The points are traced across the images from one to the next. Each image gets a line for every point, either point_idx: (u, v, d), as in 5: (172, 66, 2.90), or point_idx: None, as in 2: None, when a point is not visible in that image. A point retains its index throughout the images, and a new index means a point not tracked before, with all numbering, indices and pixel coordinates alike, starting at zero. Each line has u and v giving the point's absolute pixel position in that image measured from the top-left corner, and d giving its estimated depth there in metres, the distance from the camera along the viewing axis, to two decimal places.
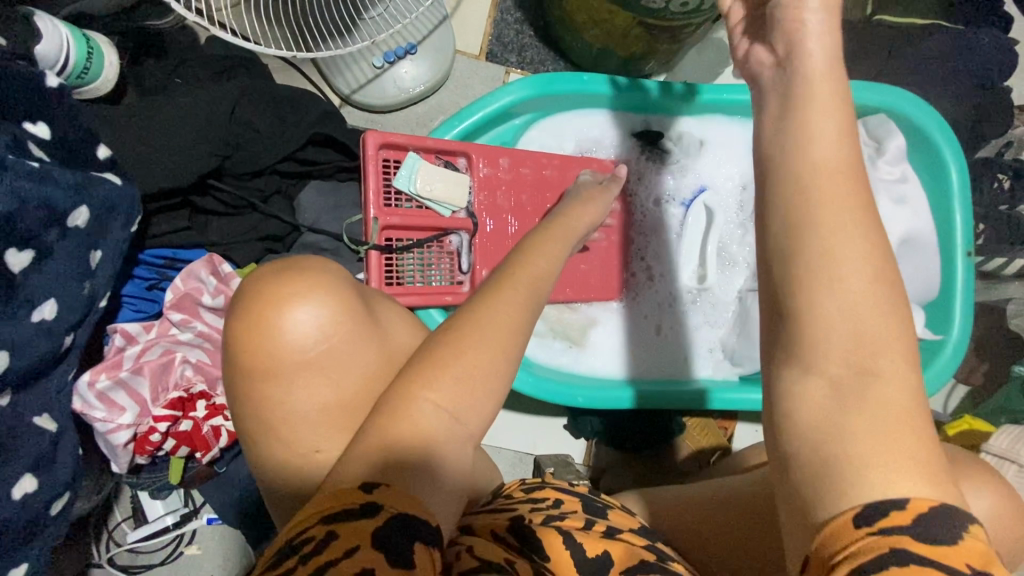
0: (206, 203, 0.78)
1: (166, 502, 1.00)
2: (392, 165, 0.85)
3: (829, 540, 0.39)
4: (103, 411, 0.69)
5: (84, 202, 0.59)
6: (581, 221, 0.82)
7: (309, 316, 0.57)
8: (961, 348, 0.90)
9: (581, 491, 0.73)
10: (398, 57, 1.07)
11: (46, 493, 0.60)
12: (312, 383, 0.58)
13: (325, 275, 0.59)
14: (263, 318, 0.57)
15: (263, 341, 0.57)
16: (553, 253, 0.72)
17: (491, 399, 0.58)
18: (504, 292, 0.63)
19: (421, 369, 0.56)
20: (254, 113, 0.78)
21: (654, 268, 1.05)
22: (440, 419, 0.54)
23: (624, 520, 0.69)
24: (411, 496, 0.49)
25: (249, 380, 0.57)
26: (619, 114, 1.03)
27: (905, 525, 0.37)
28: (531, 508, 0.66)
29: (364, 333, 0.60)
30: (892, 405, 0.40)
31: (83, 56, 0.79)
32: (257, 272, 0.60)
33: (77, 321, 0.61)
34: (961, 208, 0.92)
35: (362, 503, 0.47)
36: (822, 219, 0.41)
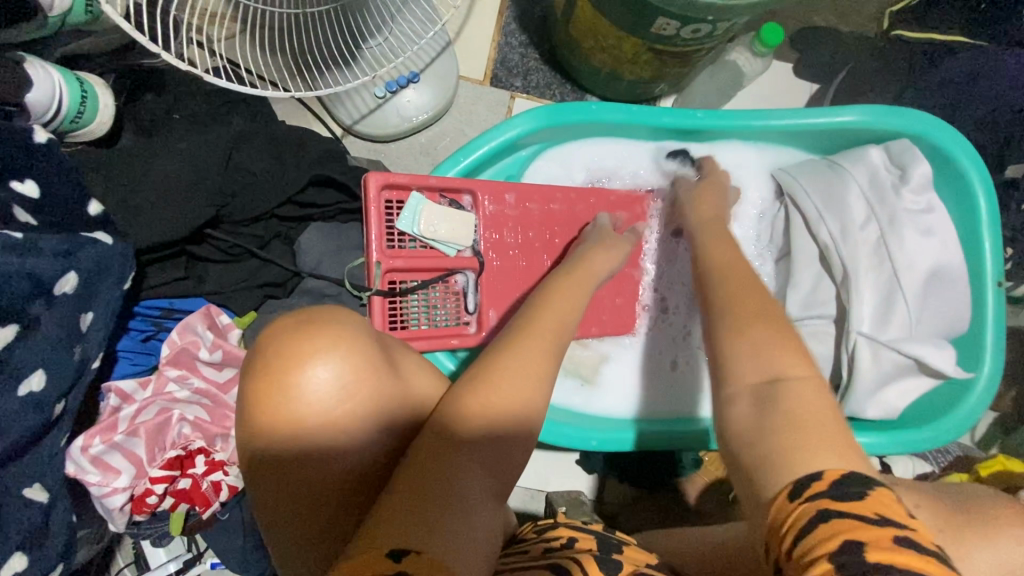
0: (202, 251, 0.75)
1: (169, 548, 0.98)
2: (394, 206, 0.81)
3: (779, 513, 0.44)
4: (98, 475, 0.66)
5: (72, 268, 0.57)
6: (598, 267, 0.79)
7: (327, 374, 0.51)
8: (994, 383, 0.85)
9: (596, 529, 0.70)
10: (400, 87, 1.04)
11: (36, 571, 0.57)
12: (319, 452, 0.52)
13: (350, 327, 0.54)
14: (277, 375, 0.51)
15: (275, 398, 0.51)
16: (575, 299, 0.71)
17: (516, 458, 0.56)
18: (521, 351, 0.60)
19: (448, 425, 0.54)
20: (252, 158, 0.75)
21: (669, 301, 1.01)
22: (475, 473, 0.52)
23: (640, 555, 0.66)
24: (441, 564, 0.44)
25: (265, 441, 0.52)
26: (632, 141, 1.00)
27: (825, 489, 0.42)
28: (544, 547, 0.64)
29: (386, 393, 0.55)
30: (805, 403, 0.49)
31: (76, 101, 0.78)
32: (273, 321, 0.54)
33: (67, 388, 0.59)
34: (990, 236, 0.88)
35: (390, 573, 0.41)
36: (744, 310, 0.59)
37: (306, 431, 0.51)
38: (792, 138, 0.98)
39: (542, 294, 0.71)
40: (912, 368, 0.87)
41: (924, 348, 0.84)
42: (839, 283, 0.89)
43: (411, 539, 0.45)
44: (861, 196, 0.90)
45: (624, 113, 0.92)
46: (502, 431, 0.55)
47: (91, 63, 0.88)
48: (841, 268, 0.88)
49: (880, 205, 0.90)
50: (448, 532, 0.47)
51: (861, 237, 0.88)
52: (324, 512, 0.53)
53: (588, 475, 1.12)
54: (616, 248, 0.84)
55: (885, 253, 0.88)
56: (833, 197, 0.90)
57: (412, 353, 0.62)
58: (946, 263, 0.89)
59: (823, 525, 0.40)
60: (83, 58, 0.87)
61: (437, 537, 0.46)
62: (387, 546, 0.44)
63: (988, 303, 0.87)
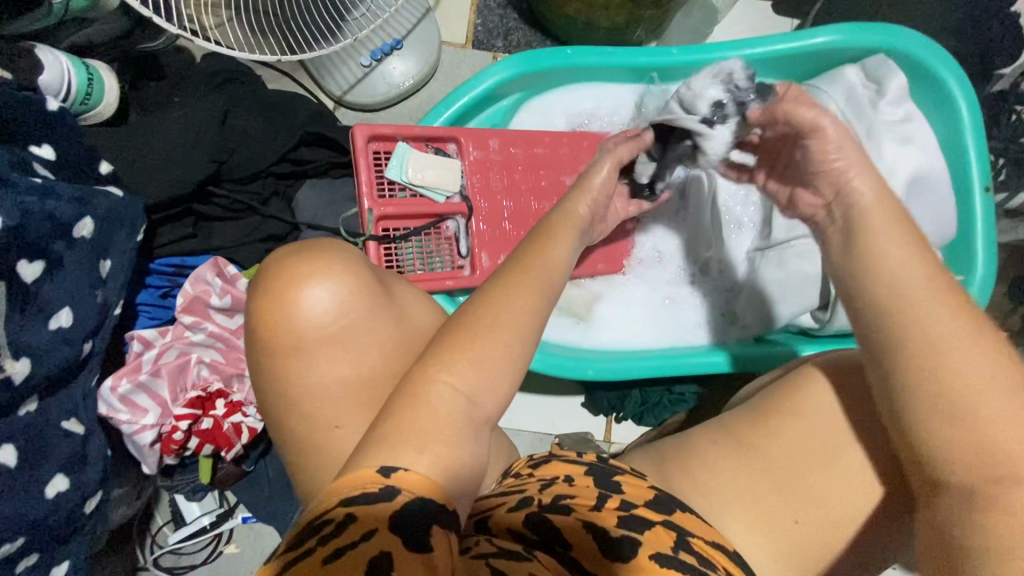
0: (207, 210, 0.81)
1: (202, 504, 1.05)
2: (382, 157, 0.86)
3: None
4: (127, 413, 0.73)
5: (88, 214, 0.63)
6: (583, 209, 0.71)
7: (321, 294, 0.56)
8: (986, 286, 0.87)
9: (591, 460, 0.72)
10: (384, 54, 1.09)
11: (78, 492, 0.64)
12: (320, 362, 0.56)
13: (344, 253, 0.58)
14: (278, 294, 0.55)
15: (278, 316, 0.55)
16: (568, 241, 0.66)
17: (504, 385, 0.55)
18: (511, 288, 0.59)
19: (439, 351, 0.54)
20: (245, 120, 0.81)
21: (655, 246, 1.04)
22: (456, 404, 0.52)
23: (638, 491, 0.66)
24: (430, 480, 0.48)
25: (271, 358, 0.56)
26: (611, 85, 1.03)
27: None
28: (541, 487, 0.65)
29: (380, 313, 0.58)
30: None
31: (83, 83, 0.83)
32: (273, 254, 0.59)
33: (93, 329, 0.65)
34: (975, 143, 0.89)
35: (380, 487, 0.46)
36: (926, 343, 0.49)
37: (306, 341, 0.56)
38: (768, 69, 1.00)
39: (539, 233, 0.66)
40: None
41: None
42: None
43: (400, 457, 0.48)
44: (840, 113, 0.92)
45: (598, 55, 0.95)
46: (490, 358, 0.55)
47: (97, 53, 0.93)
48: None
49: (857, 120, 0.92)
50: (439, 450, 0.50)
51: None
52: (327, 417, 0.57)
53: (595, 417, 1.15)
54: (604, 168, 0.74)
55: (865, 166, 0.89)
56: None
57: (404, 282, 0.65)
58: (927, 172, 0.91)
59: None
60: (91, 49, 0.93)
61: (425, 454, 0.49)
62: (378, 463, 0.47)
63: (975, 205, 0.88)
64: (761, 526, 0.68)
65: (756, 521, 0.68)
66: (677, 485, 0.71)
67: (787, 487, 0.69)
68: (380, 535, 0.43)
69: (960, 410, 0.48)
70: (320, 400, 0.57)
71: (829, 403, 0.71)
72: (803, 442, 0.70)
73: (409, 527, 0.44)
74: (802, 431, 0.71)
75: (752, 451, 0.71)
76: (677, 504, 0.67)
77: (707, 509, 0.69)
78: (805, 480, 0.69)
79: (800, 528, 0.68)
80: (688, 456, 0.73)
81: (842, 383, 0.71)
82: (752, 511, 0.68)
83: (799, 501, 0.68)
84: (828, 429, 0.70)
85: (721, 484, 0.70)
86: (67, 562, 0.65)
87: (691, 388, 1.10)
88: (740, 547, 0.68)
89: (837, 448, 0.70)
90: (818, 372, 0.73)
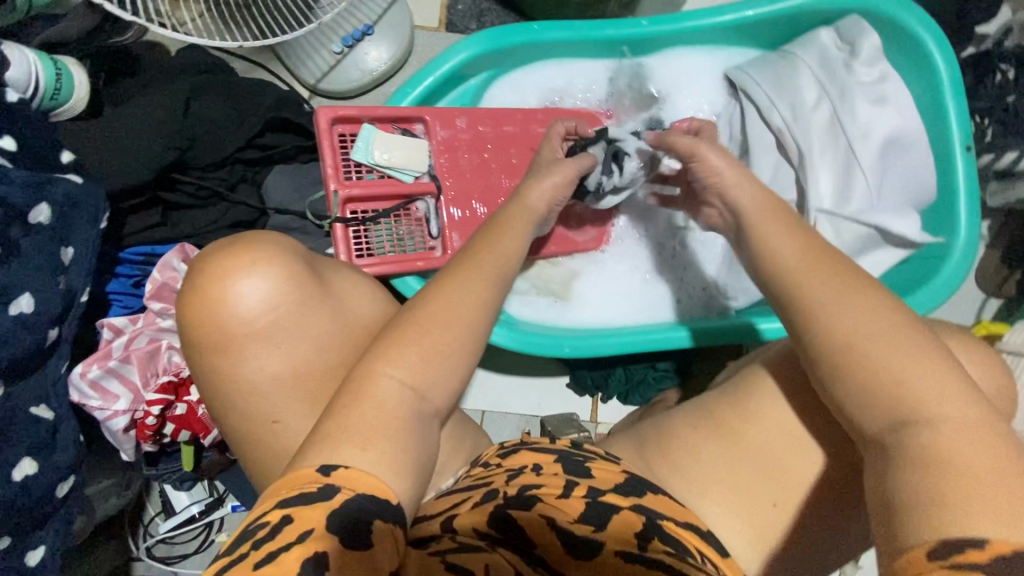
0: (175, 197, 0.81)
1: (191, 493, 1.05)
2: (348, 139, 0.87)
3: (909, 566, 0.42)
4: (98, 399, 0.73)
5: (44, 200, 0.64)
6: (541, 204, 0.73)
7: (251, 288, 0.54)
8: (971, 249, 0.84)
9: (562, 447, 0.68)
10: (356, 40, 1.08)
11: (48, 476, 0.65)
12: (257, 358, 0.54)
13: (269, 246, 0.56)
14: (203, 297, 0.54)
15: (206, 320, 0.54)
16: (521, 234, 0.68)
17: (453, 386, 0.56)
18: (461, 276, 0.60)
19: (385, 345, 0.54)
20: (208, 106, 0.81)
21: (623, 236, 1.02)
22: (404, 399, 0.52)
23: (607, 476, 0.63)
24: (374, 477, 0.47)
25: (200, 354, 0.54)
26: (582, 61, 1.01)
27: (984, 562, 0.40)
28: (508, 478, 0.62)
29: (314, 306, 0.56)
30: (971, 468, 0.44)
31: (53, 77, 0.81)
32: (198, 256, 0.57)
33: (59, 315, 0.65)
34: (954, 102, 0.86)
35: (319, 487, 0.45)
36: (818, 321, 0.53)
37: (237, 343, 0.54)
38: (741, 36, 0.98)
39: (491, 229, 0.68)
40: (876, 239, 0.88)
41: (882, 218, 0.85)
42: (796, 166, 0.90)
43: (342, 453, 0.47)
44: (813, 79, 0.90)
45: (565, 30, 0.93)
46: (439, 350, 0.55)
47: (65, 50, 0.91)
48: (796, 152, 0.89)
49: (831, 82, 0.89)
50: (385, 445, 0.49)
51: (813, 118, 0.89)
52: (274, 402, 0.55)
53: (579, 397, 1.14)
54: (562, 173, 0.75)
55: (839, 130, 0.89)
56: (783, 82, 0.91)
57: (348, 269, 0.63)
58: (902, 134, 0.89)
59: None
60: (58, 46, 0.91)
61: (369, 450, 0.48)
62: (317, 462, 0.47)
63: (956, 166, 0.86)
64: (736, 506, 0.66)
65: (734, 504, 0.66)
66: (657, 470, 0.70)
67: (761, 472, 0.67)
68: (318, 537, 0.43)
69: (887, 371, 0.49)
70: (272, 390, 0.55)
71: (777, 399, 0.68)
72: (780, 427, 0.68)
73: (350, 527, 0.44)
74: (779, 416, 0.68)
75: (732, 436, 0.69)
76: (648, 488, 0.64)
77: (685, 492, 0.68)
78: (781, 462, 0.67)
79: (778, 511, 0.66)
80: (665, 438, 0.72)
81: (786, 380, 0.68)
82: (726, 487, 0.67)
83: (774, 482, 0.67)
84: (785, 420, 0.68)
85: (699, 468, 0.68)
86: (43, 547, 0.66)
87: (660, 363, 1.09)
88: (721, 533, 0.66)
89: (807, 427, 0.67)
90: (767, 373, 0.69)
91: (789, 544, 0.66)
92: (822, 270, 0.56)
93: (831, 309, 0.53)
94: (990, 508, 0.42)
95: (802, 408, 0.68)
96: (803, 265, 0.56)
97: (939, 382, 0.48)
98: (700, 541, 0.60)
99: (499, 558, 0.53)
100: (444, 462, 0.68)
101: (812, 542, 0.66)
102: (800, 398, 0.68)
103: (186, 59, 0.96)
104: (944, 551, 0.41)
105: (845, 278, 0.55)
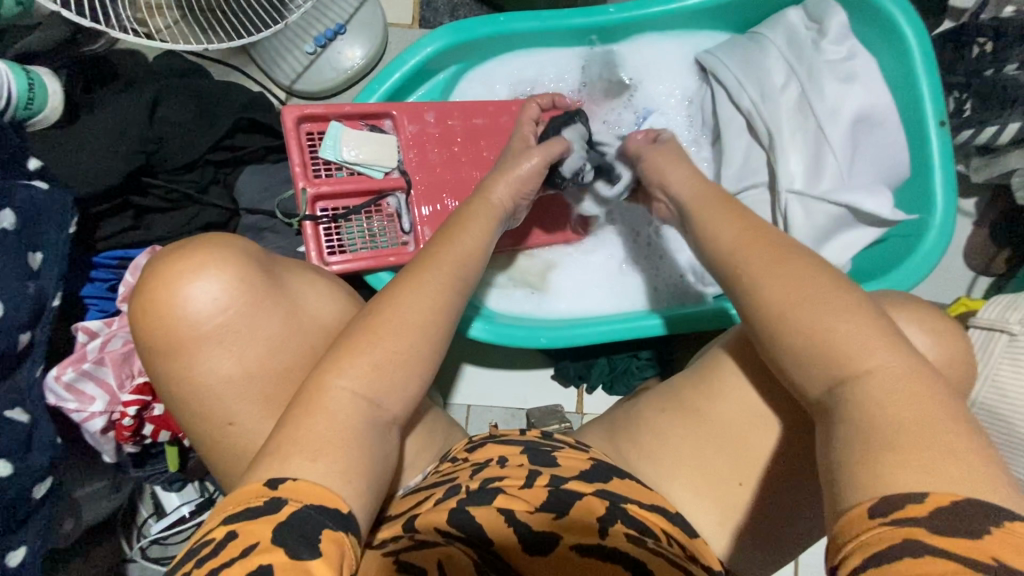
0: (147, 201, 0.83)
1: (181, 493, 1.01)
2: (316, 137, 0.88)
3: (850, 526, 0.42)
4: (74, 401, 0.75)
5: (7, 206, 0.66)
6: (503, 195, 0.74)
7: (203, 290, 0.58)
8: (948, 226, 0.82)
9: (531, 438, 0.68)
10: (328, 40, 1.06)
11: (24, 477, 0.66)
12: (212, 356, 0.59)
13: (213, 250, 0.60)
14: (154, 303, 0.58)
15: (159, 324, 0.58)
16: (480, 230, 0.68)
17: (411, 386, 0.56)
18: (421, 278, 0.60)
19: (334, 359, 0.54)
20: (174, 111, 0.82)
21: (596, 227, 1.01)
22: (358, 408, 0.52)
23: (572, 464, 0.63)
24: (324, 488, 0.47)
25: (161, 357, 0.59)
26: (552, 51, 1.01)
27: (922, 517, 0.39)
28: (472, 473, 0.62)
29: (266, 305, 0.61)
30: (920, 440, 0.43)
31: (24, 87, 0.74)
32: (148, 263, 0.61)
33: (29, 320, 0.67)
34: (927, 74, 0.84)
35: (265, 500, 0.46)
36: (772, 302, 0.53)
37: (190, 343, 0.58)
38: (707, 20, 0.98)
39: (449, 225, 0.69)
40: (849, 219, 0.87)
41: (855, 197, 0.84)
42: (766, 147, 0.90)
43: (290, 466, 0.48)
44: (780, 60, 0.90)
45: (531, 19, 0.93)
46: (394, 356, 0.55)
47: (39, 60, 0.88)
48: (765, 132, 0.89)
49: (799, 62, 0.89)
50: (337, 454, 0.49)
51: (781, 99, 0.89)
52: (233, 408, 0.60)
53: (566, 389, 1.12)
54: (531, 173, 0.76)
55: (808, 110, 0.89)
56: (750, 64, 0.91)
57: (308, 274, 0.69)
58: (872, 112, 0.88)
59: (908, 558, 0.38)
60: (31, 57, 0.87)
61: (320, 462, 0.49)
62: (267, 475, 0.47)
63: (930, 141, 0.84)
64: (705, 490, 0.66)
65: (703, 488, 0.66)
66: (628, 456, 0.70)
67: (729, 454, 0.66)
68: (261, 551, 0.43)
69: (838, 350, 0.49)
70: (221, 394, 0.60)
71: (743, 382, 0.67)
72: (748, 410, 0.67)
73: (297, 538, 0.44)
74: (748, 401, 0.67)
75: (701, 420, 0.68)
76: (615, 472, 0.64)
77: (658, 479, 0.68)
78: (749, 445, 0.66)
79: (744, 490, 0.65)
80: (635, 425, 0.71)
81: (745, 362, 0.68)
82: (694, 472, 0.67)
83: (742, 463, 0.66)
84: (749, 400, 0.67)
85: (668, 451, 0.68)
86: (24, 549, 0.67)
87: (643, 352, 1.08)
88: (692, 517, 0.65)
89: (776, 412, 0.66)
90: (724, 354, 0.69)
91: (762, 530, 0.65)
92: (776, 259, 0.56)
93: (784, 289, 0.53)
94: (934, 474, 0.41)
95: (766, 392, 0.66)
96: (757, 250, 0.56)
97: (889, 360, 0.48)
98: (668, 525, 0.60)
99: (458, 553, 0.55)
100: (414, 457, 0.69)
101: (783, 527, 0.66)
102: (762, 381, 0.67)
103: (160, 66, 0.94)
104: (885, 508, 0.41)
105: (798, 262, 0.54)
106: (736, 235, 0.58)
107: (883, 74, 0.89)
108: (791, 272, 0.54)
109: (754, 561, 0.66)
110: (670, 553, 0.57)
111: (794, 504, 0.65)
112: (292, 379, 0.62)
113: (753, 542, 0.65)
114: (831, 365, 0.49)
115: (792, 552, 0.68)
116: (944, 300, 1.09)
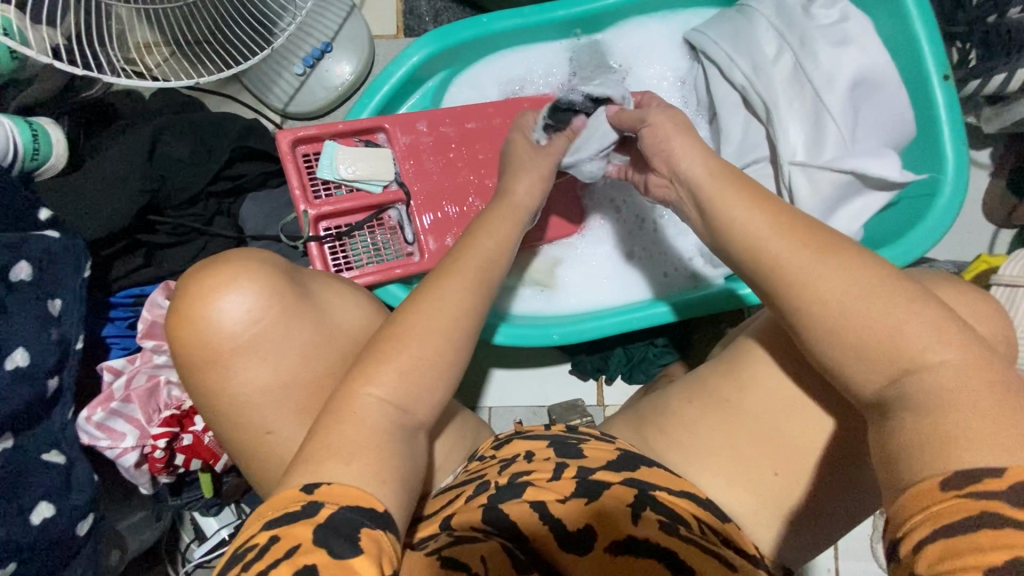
0: (155, 238, 0.85)
1: (219, 517, 0.99)
2: (313, 158, 0.89)
3: (912, 502, 0.43)
4: (106, 439, 0.78)
5: (22, 257, 0.68)
6: (518, 191, 0.71)
7: (234, 305, 0.59)
8: (961, 183, 0.80)
9: (557, 431, 0.68)
10: (316, 59, 1.07)
11: (65, 517, 0.68)
12: (247, 366, 0.60)
13: (241, 263, 0.61)
14: (190, 317, 0.59)
15: (196, 337, 0.60)
16: (495, 229, 0.67)
17: (434, 398, 0.55)
18: (436, 285, 0.60)
19: (357, 369, 0.54)
20: (174, 145, 0.84)
21: (602, 217, 1.01)
22: (385, 414, 0.52)
23: (601, 454, 0.63)
24: (357, 489, 0.48)
25: (192, 370, 0.61)
26: (540, 46, 1.00)
27: (1002, 490, 0.40)
28: (500, 469, 0.62)
29: (297, 317, 0.62)
30: (965, 415, 0.44)
31: (30, 140, 0.74)
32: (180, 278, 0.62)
33: (56, 363, 0.70)
34: (925, 28, 0.81)
35: (302, 504, 0.46)
36: (795, 280, 0.52)
37: (227, 355, 0.60)
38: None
39: (472, 228, 0.67)
40: (856, 185, 0.85)
41: (861, 162, 0.82)
42: (764, 121, 0.89)
43: (326, 471, 0.48)
44: (769, 29, 0.89)
45: (514, 17, 0.92)
46: (415, 368, 0.54)
47: (45, 111, 0.88)
48: (761, 105, 0.88)
49: (790, 30, 0.88)
50: (370, 459, 0.50)
51: (775, 70, 0.88)
52: (268, 416, 0.61)
53: (584, 382, 1.11)
54: (543, 166, 0.74)
55: (803, 78, 0.87)
56: (740, 38, 0.89)
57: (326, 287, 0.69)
58: (871, 72, 0.86)
59: (986, 530, 0.39)
60: (36, 109, 0.87)
61: (352, 465, 0.49)
62: (303, 481, 0.48)
63: (933, 96, 0.82)
64: (738, 475, 0.65)
65: (735, 474, 0.65)
66: (655, 445, 0.69)
67: (756, 437, 0.66)
68: (303, 552, 0.43)
69: (867, 319, 0.49)
70: (265, 401, 0.61)
71: (772, 364, 0.66)
72: (774, 390, 0.66)
73: (335, 536, 0.45)
74: (774, 386, 0.66)
75: (723, 406, 0.67)
76: (643, 461, 0.63)
77: (688, 470, 0.67)
78: (778, 427, 0.65)
79: (781, 480, 0.65)
80: (663, 415, 0.70)
81: (774, 345, 0.67)
82: (725, 460, 0.66)
83: (777, 452, 0.65)
84: (777, 382, 0.66)
85: (700, 439, 0.67)
86: None
87: (660, 338, 1.06)
88: (727, 501, 0.65)
89: (807, 390, 0.65)
90: (756, 340, 0.68)
91: (796, 509, 0.65)
92: (791, 232, 0.54)
93: (801, 263, 0.52)
94: (1003, 447, 0.42)
95: (792, 369, 0.66)
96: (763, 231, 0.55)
97: (930, 338, 0.47)
98: (700, 511, 0.60)
99: (498, 548, 0.54)
100: (443, 458, 0.69)
101: (818, 505, 0.65)
102: (792, 361, 0.66)
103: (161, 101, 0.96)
104: (960, 482, 0.42)
105: (805, 236, 0.54)
106: (746, 213, 0.56)
107: (877, 33, 0.87)
108: (808, 246, 0.53)
109: (792, 543, 0.66)
110: (704, 541, 0.56)
111: (831, 481, 0.65)
112: (317, 391, 0.62)
113: (789, 520, 0.65)
114: (888, 339, 0.48)
115: (831, 531, 0.67)
116: (965, 257, 1.07)
